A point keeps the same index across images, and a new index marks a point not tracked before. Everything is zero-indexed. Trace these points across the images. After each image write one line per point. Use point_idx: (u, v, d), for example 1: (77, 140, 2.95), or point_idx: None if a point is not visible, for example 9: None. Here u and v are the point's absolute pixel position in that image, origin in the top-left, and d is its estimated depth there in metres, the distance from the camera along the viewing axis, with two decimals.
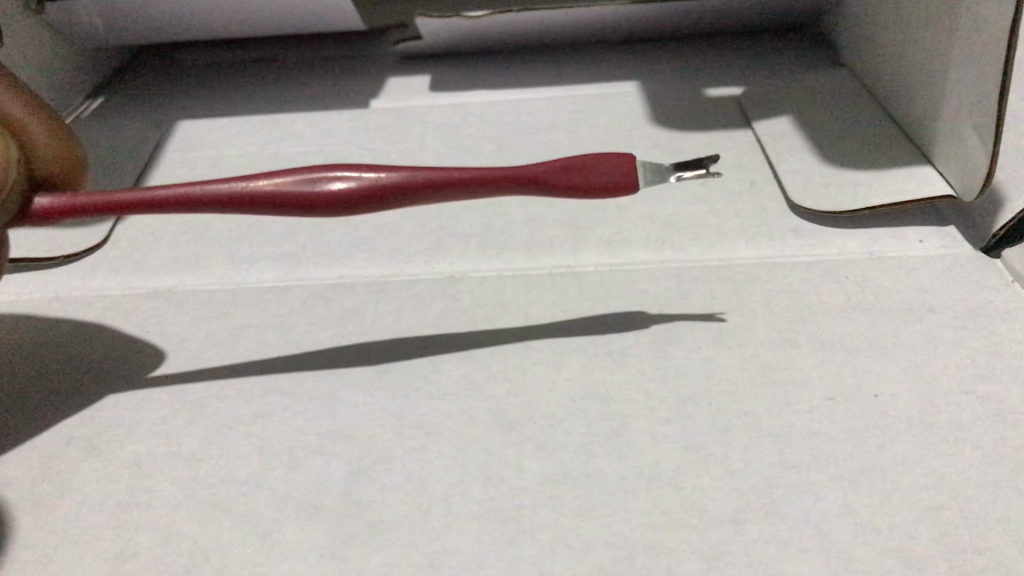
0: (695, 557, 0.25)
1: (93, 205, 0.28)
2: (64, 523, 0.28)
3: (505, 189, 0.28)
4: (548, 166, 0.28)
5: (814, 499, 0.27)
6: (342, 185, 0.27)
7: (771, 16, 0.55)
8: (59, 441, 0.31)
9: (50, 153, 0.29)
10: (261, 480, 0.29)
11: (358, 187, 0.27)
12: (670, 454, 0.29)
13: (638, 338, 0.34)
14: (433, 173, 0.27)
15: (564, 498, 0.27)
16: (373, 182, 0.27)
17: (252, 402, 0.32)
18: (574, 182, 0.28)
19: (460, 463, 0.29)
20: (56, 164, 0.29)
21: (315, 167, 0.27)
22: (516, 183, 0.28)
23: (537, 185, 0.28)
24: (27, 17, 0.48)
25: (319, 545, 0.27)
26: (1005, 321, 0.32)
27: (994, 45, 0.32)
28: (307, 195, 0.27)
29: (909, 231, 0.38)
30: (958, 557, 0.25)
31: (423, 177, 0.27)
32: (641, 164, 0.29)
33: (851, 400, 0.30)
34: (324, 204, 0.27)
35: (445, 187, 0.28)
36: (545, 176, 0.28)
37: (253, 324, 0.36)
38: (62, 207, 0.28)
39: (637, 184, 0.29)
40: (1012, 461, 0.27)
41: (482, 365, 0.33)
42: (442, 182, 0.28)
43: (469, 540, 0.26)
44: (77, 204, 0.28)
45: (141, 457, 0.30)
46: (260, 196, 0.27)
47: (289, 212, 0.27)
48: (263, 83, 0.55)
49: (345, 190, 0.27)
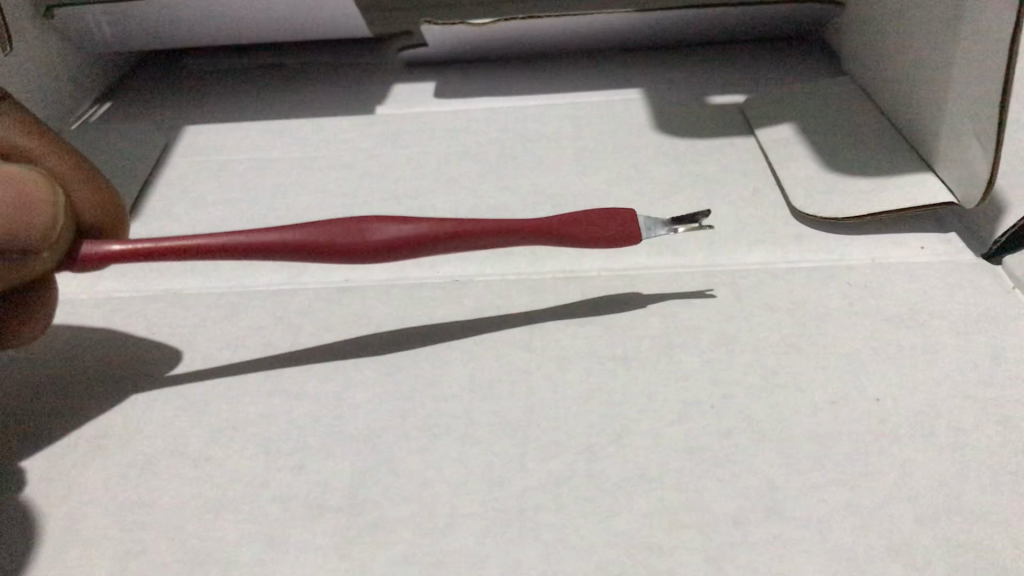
0: (699, 557, 0.25)
1: (139, 252, 0.30)
2: (73, 522, 0.28)
3: (524, 239, 0.32)
4: (560, 219, 0.32)
5: (819, 500, 0.27)
6: (377, 235, 0.30)
7: (773, 26, 0.56)
8: (68, 441, 0.31)
9: (99, 208, 0.31)
10: (267, 479, 0.29)
11: (392, 237, 0.30)
12: (674, 456, 0.29)
13: (642, 342, 0.34)
14: (461, 224, 0.31)
15: (568, 497, 0.28)
16: (409, 232, 0.30)
17: (258, 403, 0.32)
18: (584, 232, 0.32)
19: (465, 462, 0.29)
20: (103, 220, 0.31)
21: (348, 219, 0.30)
22: (534, 234, 0.32)
23: (553, 236, 0.32)
24: (38, 25, 0.49)
25: (325, 543, 0.27)
26: (1007, 326, 0.32)
27: (996, 54, 0.33)
28: (351, 243, 0.30)
29: (911, 237, 0.38)
30: (960, 558, 0.25)
31: (453, 228, 0.31)
32: (641, 218, 0.33)
33: (856, 405, 0.30)
34: (366, 251, 0.30)
35: (464, 236, 0.31)
36: (560, 228, 0.32)
37: (258, 328, 0.36)
38: (105, 253, 0.30)
39: (639, 236, 0.33)
40: (1013, 465, 0.27)
41: (487, 368, 0.33)
42: (469, 231, 0.31)
43: (474, 539, 0.26)
44: (121, 251, 0.30)
45: (148, 458, 0.30)
46: (306, 244, 0.30)
47: (332, 258, 0.30)
48: (271, 88, 0.55)
49: (385, 239, 0.30)
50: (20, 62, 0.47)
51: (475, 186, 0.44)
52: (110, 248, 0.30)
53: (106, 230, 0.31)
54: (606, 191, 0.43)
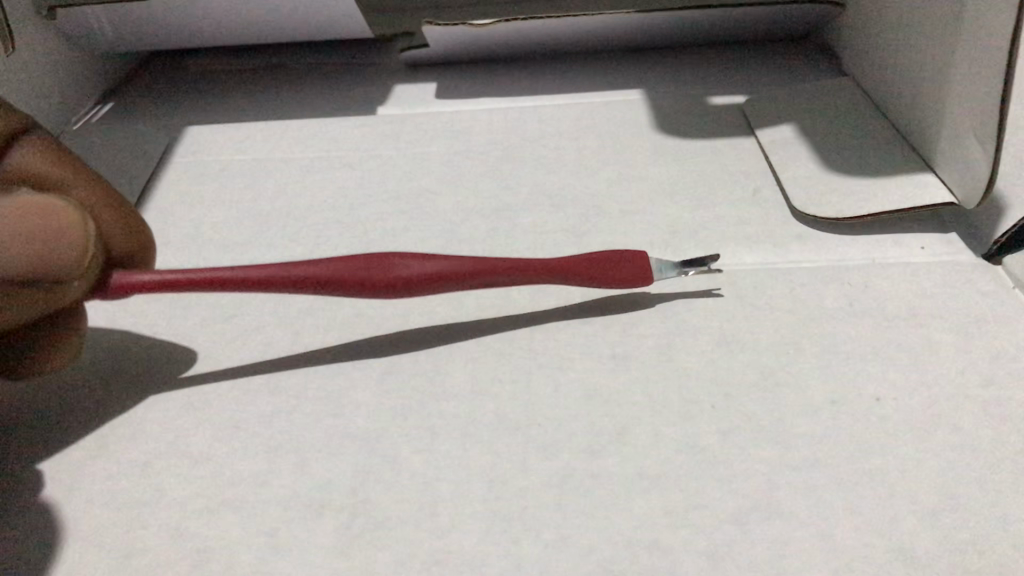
0: (690, 554, 0.24)
1: (167, 282, 0.30)
2: (40, 503, 0.28)
3: (538, 277, 0.32)
4: (576, 258, 0.33)
5: (813, 500, 0.26)
6: (399, 271, 0.30)
7: (773, 28, 0.55)
8: (39, 421, 0.31)
9: (127, 234, 0.31)
10: (240, 465, 0.29)
11: (413, 273, 0.31)
12: (660, 451, 0.28)
13: (630, 335, 0.33)
14: (480, 263, 0.32)
15: (546, 492, 0.27)
16: (430, 269, 0.31)
17: (233, 391, 0.32)
18: (598, 271, 0.33)
19: (441, 453, 0.28)
20: (131, 246, 0.31)
21: (371, 254, 0.31)
22: (549, 272, 0.32)
23: (568, 273, 0.32)
24: (41, 24, 0.50)
25: (294, 532, 0.26)
26: (1008, 327, 0.31)
27: (997, 51, 0.32)
28: (372, 278, 0.30)
29: (911, 238, 0.37)
30: (958, 559, 0.24)
31: (472, 265, 0.31)
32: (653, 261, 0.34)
33: (849, 403, 0.29)
34: (387, 285, 0.30)
35: (481, 274, 0.32)
36: (575, 267, 0.33)
37: (240, 314, 0.36)
38: (138, 282, 0.30)
39: (649, 278, 0.33)
40: (1013, 464, 0.26)
41: (473, 357, 0.32)
42: (487, 269, 0.32)
43: (456, 529, 0.26)
44: (154, 281, 0.30)
45: (118, 441, 0.30)
46: (327, 278, 0.30)
47: (351, 292, 0.31)
48: (273, 91, 0.56)
49: (405, 275, 0.30)
50: (22, 62, 0.48)
51: (471, 186, 0.44)
52: (142, 277, 0.30)
53: (135, 257, 0.31)
54: (604, 191, 0.42)
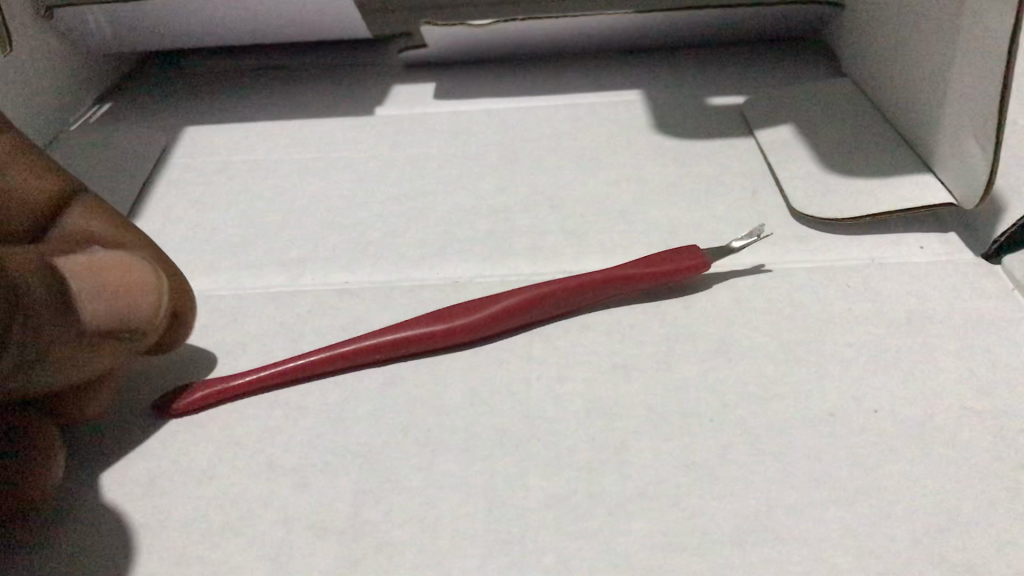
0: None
1: (262, 376, 0.32)
2: (52, 511, 0.28)
3: (605, 289, 0.34)
4: (630, 265, 0.34)
5: (813, 518, 0.26)
6: (471, 315, 0.33)
7: (773, 29, 0.55)
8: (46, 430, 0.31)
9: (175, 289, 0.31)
10: (242, 485, 0.29)
11: (486, 316, 0.33)
12: (660, 469, 0.28)
13: (631, 343, 0.33)
14: (544, 289, 0.33)
15: (548, 511, 0.27)
16: (501, 308, 0.33)
17: (234, 404, 0.32)
18: (656, 270, 0.34)
19: (442, 471, 0.28)
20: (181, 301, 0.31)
21: (439, 312, 0.33)
22: (612, 283, 0.34)
23: (631, 281, 0.34)
24: (40, 24, 0.50)
25: (296, 556, 0.26)
26: (1007, 335, 0.31)
27: (997, 49, 0.31)
28: (452, 327, 0.33)
29: (910, 238, 0.37)
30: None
31: (539, 292, 0.33)
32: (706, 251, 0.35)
33: (850, 416, 0.29)
34: (468, 327, 0.33)
35: (541, 300, 0.33)
36: (633, 272, 0.34)
37: (240, 322, 0.36)
38: (240, 382, 0.32)
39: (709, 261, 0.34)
40: (1009, 480, 0.26)
41: (473, 368, 0.32)
42: (554, 293, 0.33)
43: (457, 550, 0.26)
44: (250, 377, 0.32)
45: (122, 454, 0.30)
46: (409, 337, 0.32)
47: (438, 340, 0.33)
48: (270, 90, 0.56)
49: (479, 316, 0.33)
50: (20, 62, 0.48)
51: (470, 187, 0.44)
52: (239, 377, 0.32)
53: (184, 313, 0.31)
54: (603, 191, 0.42)
